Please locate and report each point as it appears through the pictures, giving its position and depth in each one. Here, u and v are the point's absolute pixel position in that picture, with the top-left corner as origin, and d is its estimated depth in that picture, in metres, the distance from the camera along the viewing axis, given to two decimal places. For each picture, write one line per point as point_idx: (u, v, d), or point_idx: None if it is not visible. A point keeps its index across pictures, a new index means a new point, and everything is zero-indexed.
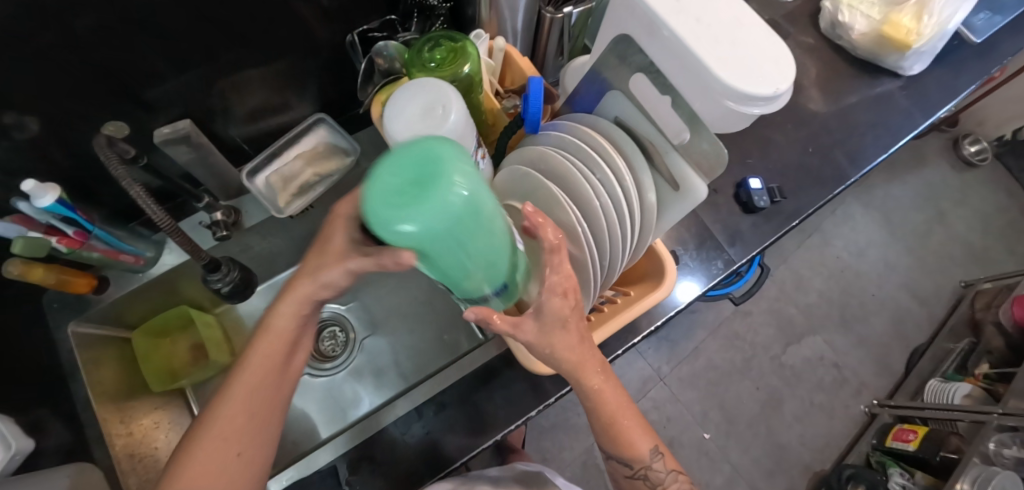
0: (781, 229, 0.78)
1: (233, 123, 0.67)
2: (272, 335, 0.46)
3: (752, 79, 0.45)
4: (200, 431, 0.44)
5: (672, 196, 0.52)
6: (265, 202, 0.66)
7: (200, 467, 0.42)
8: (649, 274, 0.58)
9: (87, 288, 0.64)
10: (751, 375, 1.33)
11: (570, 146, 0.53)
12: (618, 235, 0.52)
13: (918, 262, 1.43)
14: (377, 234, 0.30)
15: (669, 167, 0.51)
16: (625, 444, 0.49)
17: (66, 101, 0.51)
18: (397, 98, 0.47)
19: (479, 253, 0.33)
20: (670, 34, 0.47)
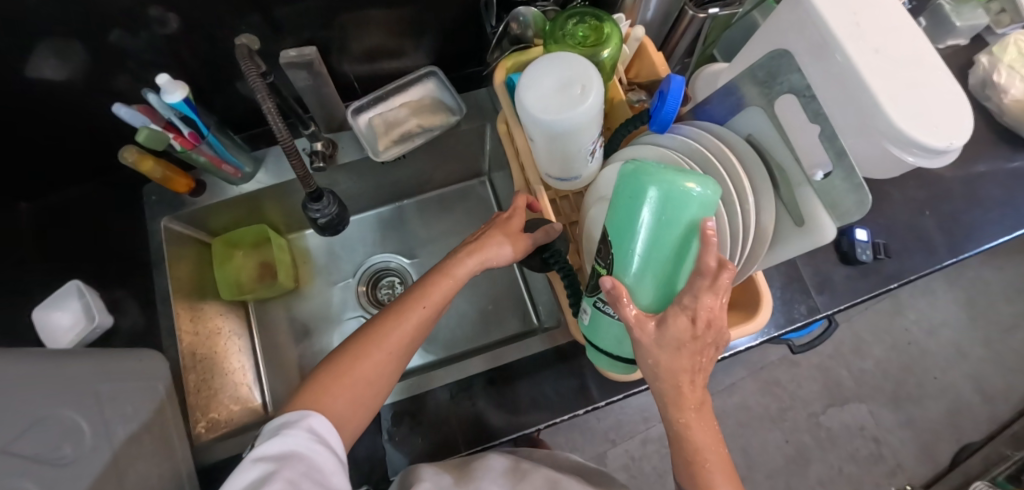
0: (877, 289, 0.73)
1: (349, 60, 0.67)
2: (450, 278, 0.53)
3: (927, 125, 0.41)
4: (361, 343, 0.49)
5: (792, 230, 0.50)
6: (364, 142, 0.66)
7: (354, 379, 0.47)
8: (740, 303, 0.56)
9: (184, 189, 0.67)
10: (783, 426, 1.28)
11: (696, 155, 0.52)
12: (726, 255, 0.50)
13: (995, 355, 1.32)
14: (633, 179, 0.40)
15: (796, 201, 0.49)
16: None
17: (208, 6, 0.52)
18: (532, 68, 0.46)
19: (668, 253, 0.41)
20: (844, 59, 0.43)
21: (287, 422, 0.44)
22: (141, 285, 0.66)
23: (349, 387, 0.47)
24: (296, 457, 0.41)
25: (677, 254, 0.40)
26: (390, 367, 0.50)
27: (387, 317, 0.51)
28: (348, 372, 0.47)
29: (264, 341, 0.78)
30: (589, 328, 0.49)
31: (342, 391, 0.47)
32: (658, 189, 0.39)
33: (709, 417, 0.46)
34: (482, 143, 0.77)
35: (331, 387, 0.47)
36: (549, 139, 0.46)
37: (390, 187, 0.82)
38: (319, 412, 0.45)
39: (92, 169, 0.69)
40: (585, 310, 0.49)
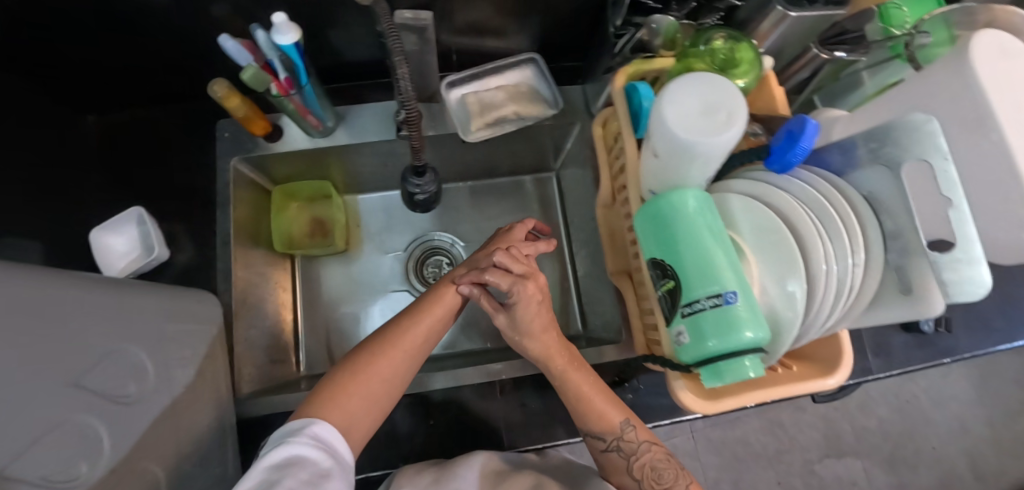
0: (932, 360, 0.72)
1: (455, 31, 0.64)
2: (459, 280, 0.56)
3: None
4: (374, 346, 0.51)
5: (895, 298, 0.49)
6: (457, 120, 0.64)
7: (367, 383, 0.48)
8: (816, 356, 0.54)
9: (260, 132, 0.64)
10: (778, 467, 1.28)
11: (814, 201, 0.50)
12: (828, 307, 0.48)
13: (995, 436, 1.33)
14: (665, 201, 0.47)
15: (909, 269, 0.47)
16: (597, 415, 0.53)
17: None
18: (673, 83, 0.43)
19: (712, 235, 0.46)
20: (1001, 140, 0.41)
21: (292, 430, 0.44)
22: (201, 223, 0.63)
23: (362, 390, 0.48)
24: (305, 459, 0.41)
25: (715, 236, 0.46)
26: (401, 366, 0.51)
27: (399, 320, 0.53)
28: (358, 371, 0.49)
29: (305, 298, 0.76)
30: (683, 350, 0.45)
31: (352, 389, 0.48)
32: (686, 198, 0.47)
33: (570, 375, 0.53)
34: (563, 139, 0.74)
35: (344, 385, 0.48)
36: (678, 158, 0.44)
37: (459, 166, 0.79)
38: (322, 418, 0.45)
39: (166, 92, 0.66)
40: (675, 328, 0.46)
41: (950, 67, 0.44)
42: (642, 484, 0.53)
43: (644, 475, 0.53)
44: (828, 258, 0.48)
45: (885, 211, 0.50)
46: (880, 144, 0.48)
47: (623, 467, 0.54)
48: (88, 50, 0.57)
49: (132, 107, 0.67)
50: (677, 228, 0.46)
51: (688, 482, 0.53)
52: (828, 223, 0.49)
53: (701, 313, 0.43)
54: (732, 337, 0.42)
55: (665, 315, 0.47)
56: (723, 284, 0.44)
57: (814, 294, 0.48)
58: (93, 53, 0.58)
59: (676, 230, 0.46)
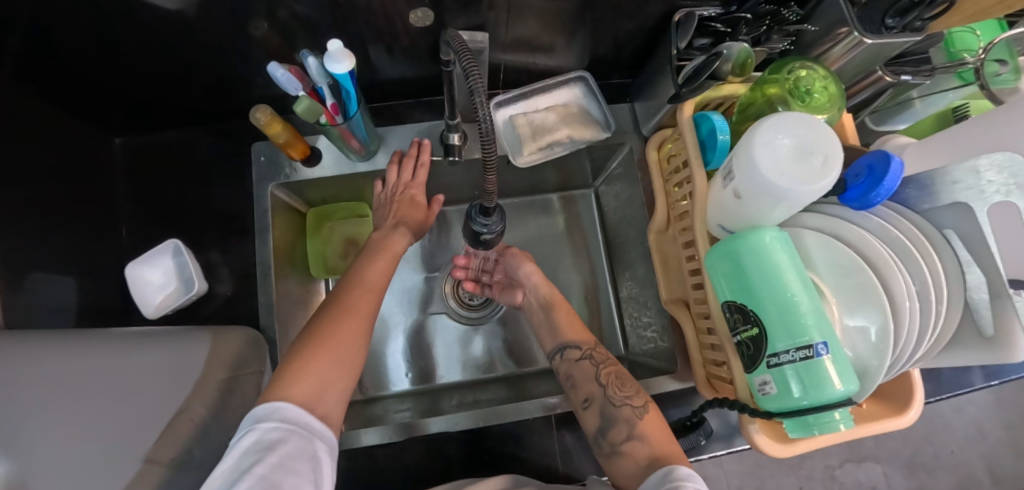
0: (981, 384, 0.71)
1: (503, 49, 0.61)
2: (386, 252, 0.56)
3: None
4: (334, 311, 0.48)
5: (974, 339, 0.48)
6: (507, 145, 0.61)
7: (335, 347, 0.45)
8: (884, 393, 0.53)
9: (298, 156, 0.61)
10: (799, 473, 1.29)
11: (892, 238, 0.48)
12: (909, 349, 0.47)
13: (1011, 440, 1.35)
14: (743, 241, 0.45)
15: (992, 312, 0.46)
16: (575, 324, 0.62)
17: None
18: (763, 123, 0.41)
19: (793, 276, 0.43)
20: None
21: (256, 415, 0.40)
22: (240, 253, 0.60)
23: (331, 355, 0.44)
24: (275, 446, 0.38)
25: (798, 276, 0.44)
26: (352, 331, 0.47)
27: (346, 287, 0.51)
28: (325, 335, 0.45)
29: None
30: (769, 400, 0.44)
31: (318, 363, 0.43)
32: (761, 236, 0.44)
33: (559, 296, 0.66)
34: (607, 159, 0.72)
35: (312, 352, 0.44)
36: (762, 200, 0.42)
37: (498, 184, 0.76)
38: (291, 400, 0.40)
39: (196, 115, 0.63)
40: (757, 377, 0.44)
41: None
42: (606, 390, 0.54)
43: (609, 381, 0.55)
44: (910, 295, 0.46)
45: (965, 249, 0.48)
46: (957, 183, 0.47)
47: (592, 376, 0.56)
48: (119, 73, 0.54)
49: (162, 129, 0.64)
50: (758, 274, 0.44)
51: (646, 399, 0.53)
52: (908, 258, 0.48)
53: (789, 364, 0.42)
54: (823, 389, 0.40)
55: (746, 362, 0.45)
56: (815, 332, 0.41)
57: (896, 337, 0.47)
58: (125, 75, 0.55)
59: (757, 272, 0.44)
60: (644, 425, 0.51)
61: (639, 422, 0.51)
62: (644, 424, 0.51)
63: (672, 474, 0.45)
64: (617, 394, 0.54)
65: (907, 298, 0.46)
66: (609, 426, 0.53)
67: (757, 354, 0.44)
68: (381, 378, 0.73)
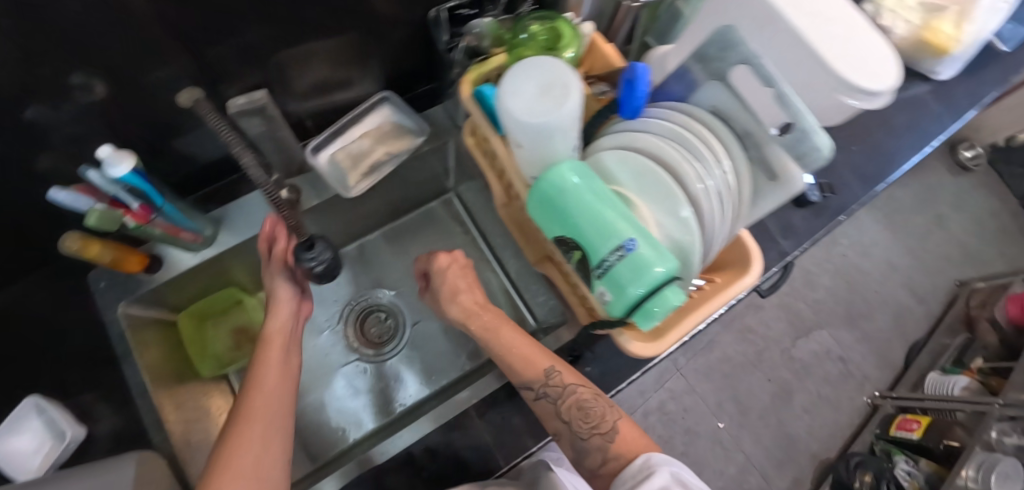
0: (829, 225, 0.79)
1: (300, 97, 0.64)
2: (274, 337, 0.55)
3: (859, 71, 0.45)
4: (235, 428, 0.46)
5: (767, 185, 0.52)
6: (333, 180, 0.63)
7: (246, 462, 0.44)
8: (731, 261, 0.58)
9: (139, 267, 0.59)
10: (763, 367, 1.37)
11: (671, 133, 0.54)
12: (718, 216, 0.52)
13: (916, 261, 1.52)
14: (546, 180, 0.49)
15: (766, 155, 0.51)
16: (521, 363, 0.57)
17: (149, 67, 0.47)
18: (508, 75, 0.45)
19: (598, 198, 0.47)
20: (787, 27, 0.47)
21: None
22: (114, 383, 0.59)
23: (246, 470, 0.44)
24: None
25: (600, 195, 0.48)
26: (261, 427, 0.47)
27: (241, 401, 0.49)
28: (235, 469, 0.43)
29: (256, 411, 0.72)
30: (612, 304, 0.47)
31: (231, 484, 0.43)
32: (564, 177, 0.48)
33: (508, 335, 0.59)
34: (446, 160, 0.76)
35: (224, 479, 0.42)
36: (537, 143, 0.47)
37: (360, 220, 0.78)
38: None
39: (21, 269, 0.61)
40: (601, 292, 0.48)
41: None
42: (570, 424, 0.54)
43: (571, 415, 0.54)
44: (700, 176, 0.52)
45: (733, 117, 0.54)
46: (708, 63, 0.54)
47: (555, 415, 0.55)
48: None
49: None
50: (568, 207, 0.48)
51: (614, 419, 0.54)
52: (690, 145, 0.53)
53: (611, 269, 0.45)
54: (644, 279, 0.44)
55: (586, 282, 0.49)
56: (619, 235, 0.45)
57: (701, 211, 0.52)
58: None
59: (566, 205, 0.48)
60: (615, 446, 0.52)
61: (611, 445, 0.52)
62: (618, 442, 0.52)
63: (648, 462, 0.48)
64: (583, 428, 0.53)
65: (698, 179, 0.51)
66: (583, 455, 0.54)
67: (592, 270, 0.48)
68: (317, 445, 0.71)
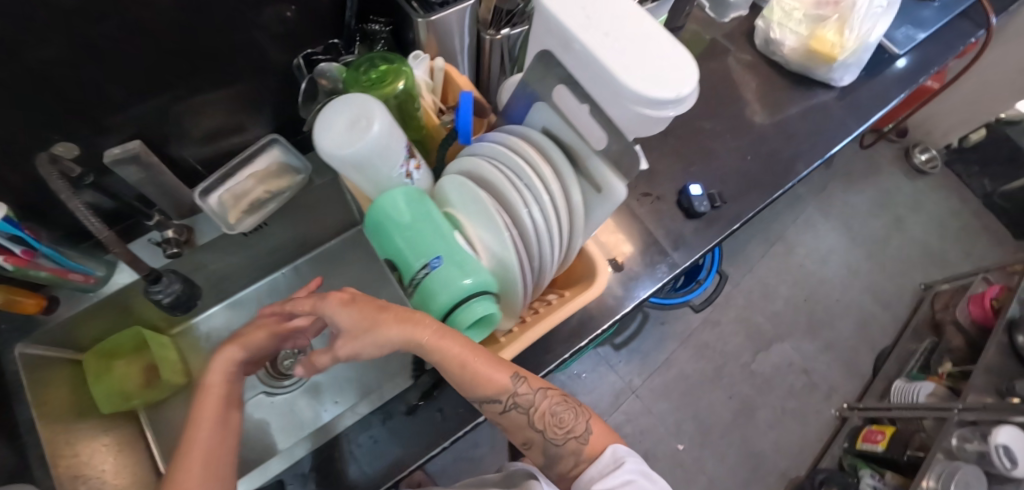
0: (722, 234, 0.79)
1: (190, 143, 0.69)
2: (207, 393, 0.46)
3: (646, 85, 0.45)
4: None
5: (595, 197, 0.52)
6: (215, 218, 0.67)
7: None
8: (582, 276, 0.59)
9: (36, 309, 0.64)
10: (723, 384, 1.34)
11: (500, 155, 0.53)
12: (545, 235, 0.52)
13: (877, 266, 1.50)
14: (376, 203, 0.50)
15: (592, 172, 0.52)
16: (484, 382, 0.48)
17: (34, 129, 0.52)
18: (324, 111, 0.48)
19: (426, 221, 0.50)
20: (580, 47, 0.48)
21: None
22: None
23: None
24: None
25: (429, 215, 0.50)
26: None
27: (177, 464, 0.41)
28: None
29: (163, 445, 0.75)
30: (428, 322, 0.49)
31: None
32: (396, 203, 0.50)
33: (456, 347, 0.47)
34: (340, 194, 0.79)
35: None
36: (360, 171, 0.50)
37: (264, 256, 0.81)
38: None
39: None
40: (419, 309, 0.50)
41: (539, 9, 0.51)
42: (545, 434, 0.52)
43: (545, 424, 0.52)
44: (527, 201, 0.51)
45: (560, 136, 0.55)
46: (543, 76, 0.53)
47: (525, 425, 0.52)
48: None
49: None
50: (391, 230, 0.50)
51: (586, 421, 0.52)
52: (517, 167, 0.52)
53: (423, 284, 0.48)
54: (453, 289, 0.47)
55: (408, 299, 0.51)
56: (432, 253, 0.48)
57: (526, 231, 0.52)
58: None
59: (391, 228, 0.50)
60: (591, 451, 0.51)
61: (586, 448, 0.51)
62: (594, 440, 0.52)
63: (617, 456, 0.50)
64: (557, 435, 0.51)
65: (521, 204, 0.51)
66: (553, 462, 0.53)
67: (411, 288, 0.50)
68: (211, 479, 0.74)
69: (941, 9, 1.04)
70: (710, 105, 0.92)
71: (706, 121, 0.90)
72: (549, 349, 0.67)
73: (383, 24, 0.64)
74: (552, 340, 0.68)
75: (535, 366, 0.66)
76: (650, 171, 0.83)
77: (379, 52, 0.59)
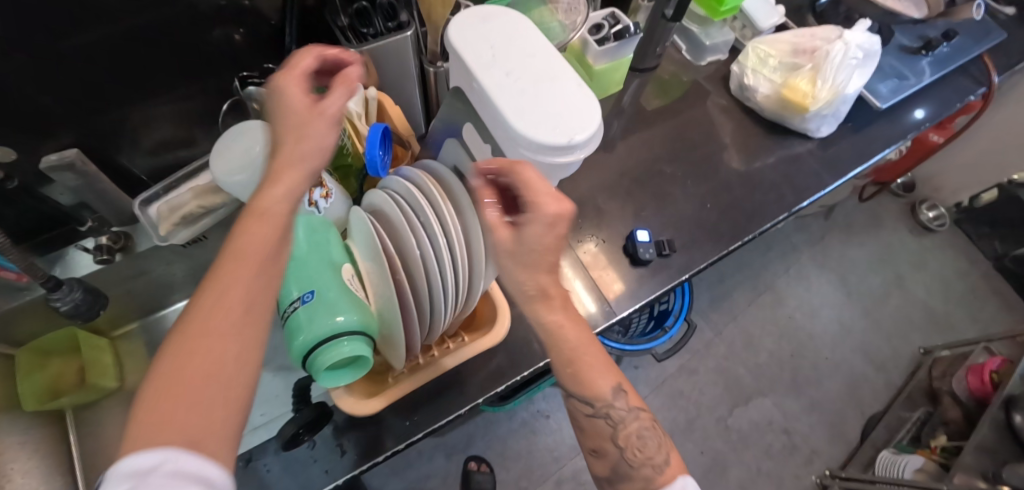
0: (667, 284, 0.76)
1: (141, 154, 0.70)
2: (258, 218, 0.39)
3: (535, 128, 0.45)
4: (186, 337, 0.34)
5: (495, 240, 0.51)
6: (150, 228, 0.68)
7: (191, 379, 0.32)
8: (485, 319, 0.59)
9: None
10: (694, 437, 1.27)
11: (403, 190, 0.51)
12: (437, 277, 0.49)
13: (873, 325, 1.42)
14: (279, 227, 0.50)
15: (493, 214, 0.50)
16: (587, 382, 0.47)
17: None
18: (223, 135, 0.49)
19: (320, 251, 0.49)
20: (479, 86, 0.48)
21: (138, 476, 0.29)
22: None
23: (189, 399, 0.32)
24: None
25: (324, 244, 0.50)
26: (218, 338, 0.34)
27: (209, 282, 0.36)
28: (168, 382, 0.32)
29: (86, 448, 0.75)
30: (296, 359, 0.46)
31: (171, 429, 0.31)
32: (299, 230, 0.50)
33: (582, 341, 0.46)
34: None
35: (156, 403, 0.31)
36: (254, 194, 0.50)
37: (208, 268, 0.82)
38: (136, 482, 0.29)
39: None
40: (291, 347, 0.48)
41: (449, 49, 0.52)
42: (624, 454, 0.47)
43: (628, 443, 0.47)
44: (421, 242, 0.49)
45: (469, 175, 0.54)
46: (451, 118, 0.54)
47: (608, 434, 0.47)
48: None
49: None
50: None
51: (667, 456, 0.46)
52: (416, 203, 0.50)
53: (291, 315, 0.46)
54: (319, 325, 0.44)
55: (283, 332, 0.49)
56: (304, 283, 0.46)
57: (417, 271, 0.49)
58: None
59: None
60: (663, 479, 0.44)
61: (659, 478, 0.44)
62: (671, 469, 0.45)
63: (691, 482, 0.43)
64: (635, 458, 0.46)
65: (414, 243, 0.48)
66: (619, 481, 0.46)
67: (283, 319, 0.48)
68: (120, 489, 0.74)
69: (935, 63, 0.99)
70: (675, 148, 0.90)
71: (668, 165, 0.88)
72: (464, 391, 0.65)
73: (320, 52, 0.67)
74: (468, 381, 0.65)
75: (447, 409, 0.64)
76: (601, 212, 0.81)
77: (305, 80, 0.58)
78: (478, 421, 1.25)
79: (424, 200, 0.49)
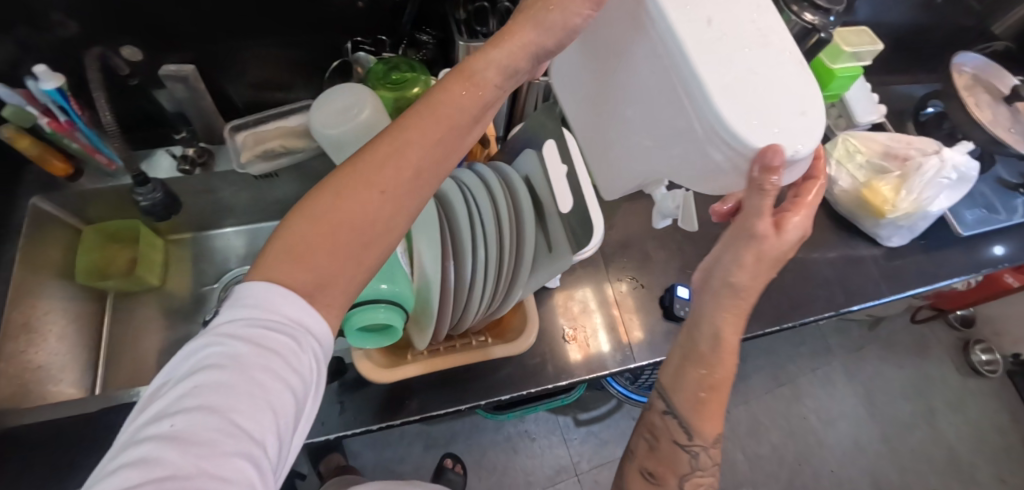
0: None
1: (244, 87, 0.76)
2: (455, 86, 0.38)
3: (748, 116, 0.38)
4: (357, 174, 0.35)
5: (545, 255, 0.55)
6: (232, 154, 0.72)
7: (348, 214, 0.34)
8: (512, 328, 0.60)
9: (61, 173, 0.70)
10: None
11: (474, 183, 0.53)
12: (483, 272, 0.51)
13: (890, 452, 1.35)
14: None
15: (551, 231, 0.55)
16: (705, 417, 0.50)
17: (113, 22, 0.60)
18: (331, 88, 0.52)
19: None
20: (671, 41, 0.39)
21: (263, 301, 0.31)
22: None
23: (345, 229, 0.34)
24: (210, 366, 0.29)
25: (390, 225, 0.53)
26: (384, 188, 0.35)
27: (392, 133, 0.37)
28: (329, 214, 0.34)
29: (112, 331, 0.81)
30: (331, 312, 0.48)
31: (315, 253, 0.33)
32: None
33: (727, 378, 0.49)
34: None
35: (301, 237, 0.33)
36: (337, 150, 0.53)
37: (268, 204, 0.86)
38: (270, 284, 0.32)
39: None
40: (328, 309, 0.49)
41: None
42: None
43: None
44: (478, 236, 0.51)
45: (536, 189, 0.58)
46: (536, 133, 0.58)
47: (679, 472, 0.52)
48: None
49: None
50: None
51: None
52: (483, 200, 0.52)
53: None
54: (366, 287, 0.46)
55: None
56: None
57: (464, 261, 0.51)
58: None
59: None
60: None
61: None
62: None
63: None
64: None
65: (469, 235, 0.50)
66: None
67: None
68: (130, 378, 0.79)
69: None
70: None
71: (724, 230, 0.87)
72: (470, 389, 0.66)
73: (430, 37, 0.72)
74: (476, 380, 0.66)
75: (449, 401, 0.65)
76: (647, 258, 0.80)
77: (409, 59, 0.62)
78: (466, 422, 1.26)
79: (492, 201, 0.52)
